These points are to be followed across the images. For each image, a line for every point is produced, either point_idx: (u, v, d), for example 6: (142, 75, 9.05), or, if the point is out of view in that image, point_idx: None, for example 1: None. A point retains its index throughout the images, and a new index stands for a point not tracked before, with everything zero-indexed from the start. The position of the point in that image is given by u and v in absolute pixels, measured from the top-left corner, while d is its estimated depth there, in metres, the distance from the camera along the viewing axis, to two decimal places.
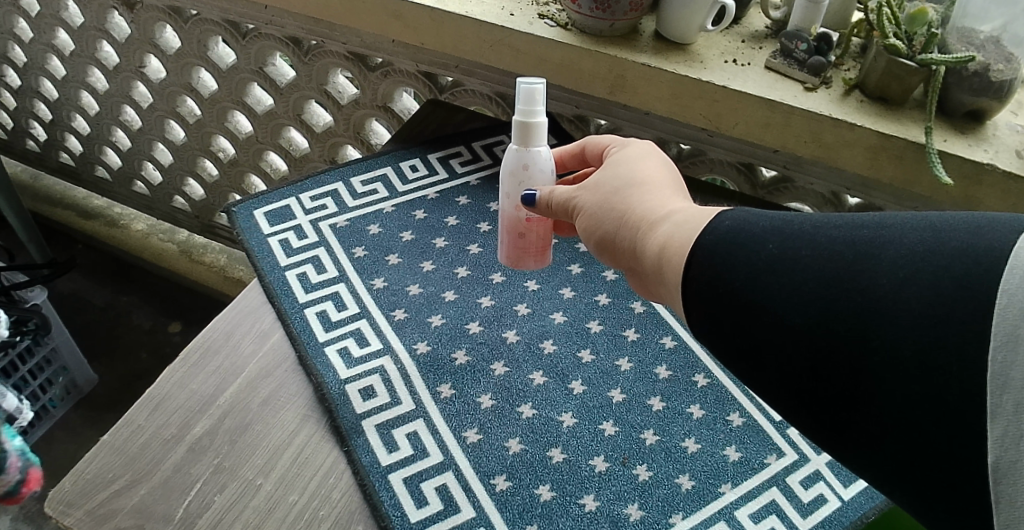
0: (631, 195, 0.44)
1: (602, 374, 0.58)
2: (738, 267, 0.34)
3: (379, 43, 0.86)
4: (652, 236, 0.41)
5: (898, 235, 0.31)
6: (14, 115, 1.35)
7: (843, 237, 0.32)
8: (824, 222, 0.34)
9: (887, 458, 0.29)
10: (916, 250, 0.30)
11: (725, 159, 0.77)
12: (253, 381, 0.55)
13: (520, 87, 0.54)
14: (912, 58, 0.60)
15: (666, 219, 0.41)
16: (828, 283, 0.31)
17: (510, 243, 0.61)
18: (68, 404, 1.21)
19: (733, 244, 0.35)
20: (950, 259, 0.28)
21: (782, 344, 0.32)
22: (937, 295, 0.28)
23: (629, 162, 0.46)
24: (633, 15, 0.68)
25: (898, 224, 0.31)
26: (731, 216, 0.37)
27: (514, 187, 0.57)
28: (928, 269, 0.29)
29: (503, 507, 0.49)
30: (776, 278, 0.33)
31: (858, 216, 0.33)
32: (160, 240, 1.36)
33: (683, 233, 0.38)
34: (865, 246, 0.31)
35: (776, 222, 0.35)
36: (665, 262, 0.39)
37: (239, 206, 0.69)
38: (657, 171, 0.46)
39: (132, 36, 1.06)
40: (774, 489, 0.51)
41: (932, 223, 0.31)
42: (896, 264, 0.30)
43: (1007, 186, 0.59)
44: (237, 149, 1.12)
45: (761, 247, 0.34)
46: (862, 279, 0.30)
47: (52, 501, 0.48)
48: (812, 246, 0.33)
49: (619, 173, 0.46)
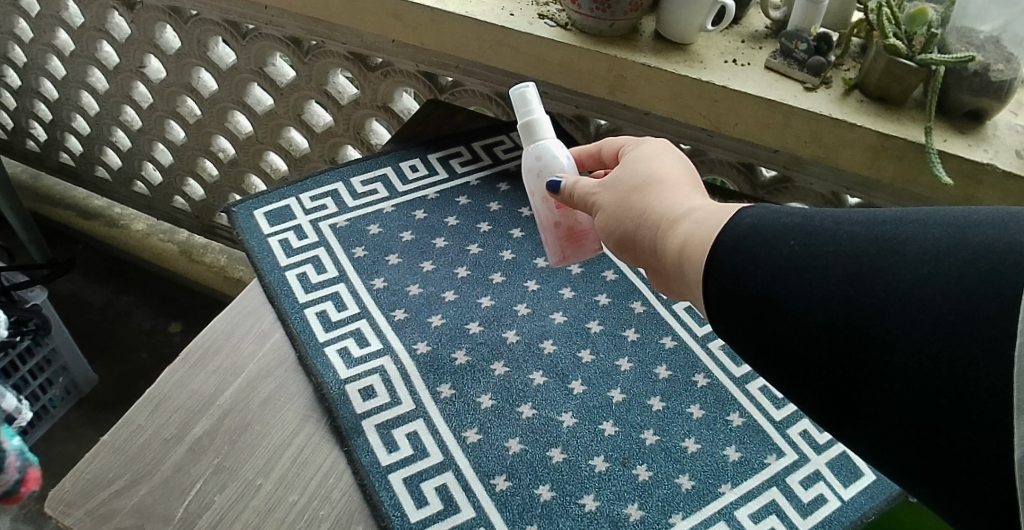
0: (648, 193, 0.44)
1: (602, 374, 0.58)
2: (757, 264, 0.35)
3: (379, 44, 0.86)
4: (671, 234, 0.41)
5: (921, 231, 0.31)
6: (14, 115, 1.35)
7: (863, 233, 0.32)
8: (845, 218, 0.34)
9: (902, 453, 0.29)
10: (939, 246, 0.29)
11: (725, 159, 0.77)
12: (254, 380, 0.55)
13: (512, 92, 0.56)
14: (912, 58, 0.60)
15: (685, 217, 0.41)
16: (848, 280, 0.31)
17: (561, 237, 0.58)
18: (68, 404, 1.21)
19: (753, 242, 0.35)
20: (975, 255, 0.28)
21: (801, 338, 0.32)
22: (943, 294, 0.28)
23: (646, 160, 0.46)
24: (633, 15, 0.68)
25: (917, 221, 0.31)
26: (751, 212, 0.37)
27: (537, 183, 0.56)
28: (952, 264, 0.29)
29: (503, 507, 0.49)
30: (797, 273, 0.33)
31: (879, 211, 0.33)
32: (160, 240, 1.36)
33: (703, 231, 0.39)
34: (887, 243, 0.31)
35: (795, 219, 0.35)
36: (686, 260, 0.39)
37: (239, 206, 0.69)
38: (678, 170, 0.46)
39: (132, 37, 1.06)
40: (775, 489, 0.51)
41: (956, 218, 0.30)
42: (918, 260, 0.30)
43: (1006, 186, 0.59)
44: (237, 149, 1.12)
45: (782, 243, 0.34)
46: (884, 275, 0.30)
47: (52, 501, 0.48)
48: (832, 242, 0.33)
49: (635, 170, 0.46)
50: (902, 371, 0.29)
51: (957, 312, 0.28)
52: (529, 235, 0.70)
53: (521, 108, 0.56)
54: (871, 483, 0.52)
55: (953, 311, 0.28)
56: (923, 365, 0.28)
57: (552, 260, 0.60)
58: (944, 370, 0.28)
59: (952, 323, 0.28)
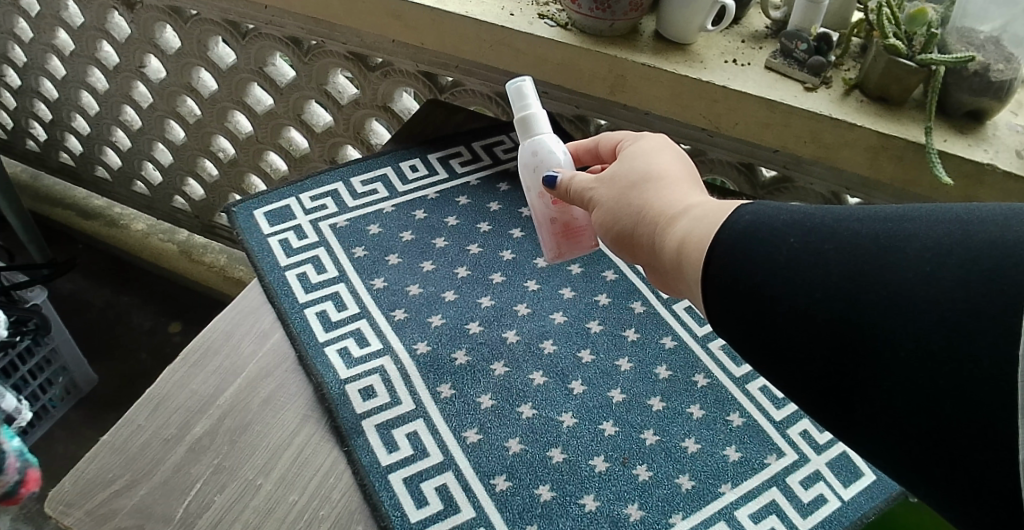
0: (647, 189, 0.44)
1: (602, 374, 0.58)
2: (757, 262, 0.35)
3: (379, 43, 0.86)
4: (670, 232, 0.41)
5: (922, 228, 0.31)
6: (14, 115, 1.35)
7: (865, 230, 0.32)
8: (845, 215, 0.34)
9: (903, 452, 0.29)
10: (942, 242, 0.29)
11: (726, 159, 0.77)
12: (253, 380, 0.55)
13: (508, 86, 0.56)
14: (912, 58, 0.60)
15: (684, 214, 0.41)
16: (849, 279, 0.31)
17: (557, 234, 0.58)
18: (68, 404, 1.21)
19: (753, 240, 0.35)
20: (978, 253, 0.28)
21: (802, 339, 0.32)
22: (948, 293, 0.28)
23: (645, 156, 0.46)
24: (633, 15, 0.68)
25: (918, 219, 0.31)
26: (750, 209, 0.37)
27: (533, 178, 0.56)
28: (955, 261, 0.29)
29: (503, 507, 0.49)
30: (797, 272, 0.33)
31: (881, 209, 0.33)
32: (160, 240, 1.36)
33: (702, 229, 0.39)
34: (888, 240, 0.31)
35: (795, 216, 0.35)
36: (684, 257, 0.39)
37: (239, 206, 0.69)
38: (676, 165, 0.45)
39: (132, 37, 1.05)
40: (775, 489, 0.51)
41: (958, 216, 0.30)
42: (920, 257, 0.30)
43: (1006, 186, 0.59)
44: (237, 149, 1.12)
45: (782, 240, 0.34)
46: (885, 273, 0.30)
47: (52, 501, 0.48)
48: (832, 239, 0.33)
49: (634, 167, 0.46)
50: (904, 370, 0.29)
51: (964, 311, 0.28)
52: (529, 235, 0.70)
53: (517, 103, 0.57)
54: (871, 483, 0.52)
55: (956, 311, 0.28)
56: (925, 365, 0.28)
57: (546, 253, 0.60)
58: (948, 368, 0.28)
59: (957, 323, 0.28)
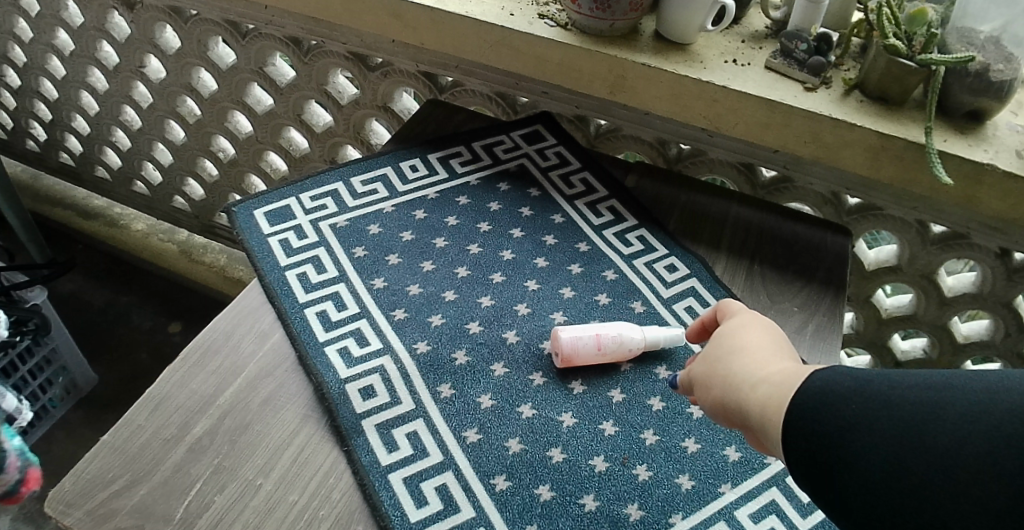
0: (731, 359, 0.43)
1: (602, 374, 0.58)
2: (817, 424, 0.35)
3: (378, 43, 0.87)
4: (751, 397, 0.40)
5: (960, 392, 0.32)
6: (14, 115, 1.35)
7: (910, 393, 0.33)
8: (894, 377, 0.34)
9: None
10: (976, 408, 0.31)
11: (726, 159, 0.77)
12: (254, 380, 0.55)
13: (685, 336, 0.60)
14: (912, 58, 0.60)
15: (764, 381, 0.40)
16: (899, 442, 0.32)
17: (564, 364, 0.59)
18: (68, 404, 1.21)
19: (814, 403, 0.36)
20: (1009, 420, 0.30)
21: (859, 499, 0.33)
22: (984, 457, 0.30)
23: (732, 330, 0.45)
24: (633, 15, 0.67)
25: (959, 386, 0.32)
26: (815, 375, 0.37)
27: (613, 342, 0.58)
28: (991, 431, 0.30)
29: (503, 507, 0.49)
30: (850, 435, 0.34)
31: (932, 373, 0.34)
32: (160, 240, 1.37)
33: (784, 393, 0.38)
34: (928, 403, 0.32)
35: (848, 379, 0.36)
36: (767, 423, 0.38)
37: (239, 206, 0.69)
38: (766, 345, 0.43)
39: (133, 37, 1.05)
40: (775, 489, 0.51)
41: (991, 380, 0.32)
42: (961, 423, 0.31)
43: (1007, 186, 0.59)
44: (237, 149, 1.12)
45: (837, 403, 0.35)
46: (929, 438, 0.31)
47: (52, 501, 0.48)
48: (887, 405, 0.33)
49: (722, 343, 0.44)
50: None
51: (1005, 475, 0.29)
52: (529, 236, 0.70)
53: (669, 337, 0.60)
54: None
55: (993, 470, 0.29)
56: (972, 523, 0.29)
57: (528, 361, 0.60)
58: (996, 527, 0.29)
59: (998, 484, 0.29)
